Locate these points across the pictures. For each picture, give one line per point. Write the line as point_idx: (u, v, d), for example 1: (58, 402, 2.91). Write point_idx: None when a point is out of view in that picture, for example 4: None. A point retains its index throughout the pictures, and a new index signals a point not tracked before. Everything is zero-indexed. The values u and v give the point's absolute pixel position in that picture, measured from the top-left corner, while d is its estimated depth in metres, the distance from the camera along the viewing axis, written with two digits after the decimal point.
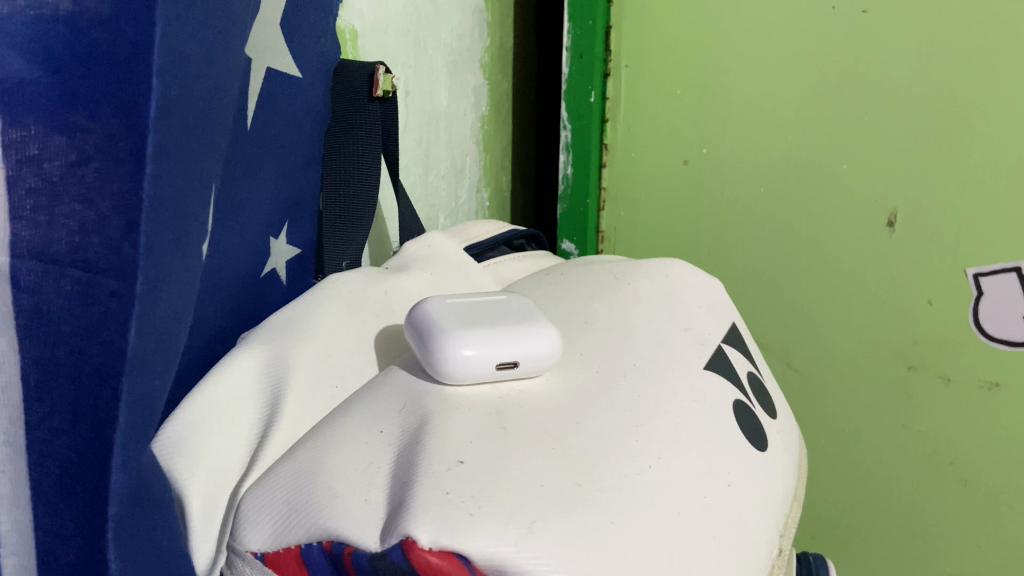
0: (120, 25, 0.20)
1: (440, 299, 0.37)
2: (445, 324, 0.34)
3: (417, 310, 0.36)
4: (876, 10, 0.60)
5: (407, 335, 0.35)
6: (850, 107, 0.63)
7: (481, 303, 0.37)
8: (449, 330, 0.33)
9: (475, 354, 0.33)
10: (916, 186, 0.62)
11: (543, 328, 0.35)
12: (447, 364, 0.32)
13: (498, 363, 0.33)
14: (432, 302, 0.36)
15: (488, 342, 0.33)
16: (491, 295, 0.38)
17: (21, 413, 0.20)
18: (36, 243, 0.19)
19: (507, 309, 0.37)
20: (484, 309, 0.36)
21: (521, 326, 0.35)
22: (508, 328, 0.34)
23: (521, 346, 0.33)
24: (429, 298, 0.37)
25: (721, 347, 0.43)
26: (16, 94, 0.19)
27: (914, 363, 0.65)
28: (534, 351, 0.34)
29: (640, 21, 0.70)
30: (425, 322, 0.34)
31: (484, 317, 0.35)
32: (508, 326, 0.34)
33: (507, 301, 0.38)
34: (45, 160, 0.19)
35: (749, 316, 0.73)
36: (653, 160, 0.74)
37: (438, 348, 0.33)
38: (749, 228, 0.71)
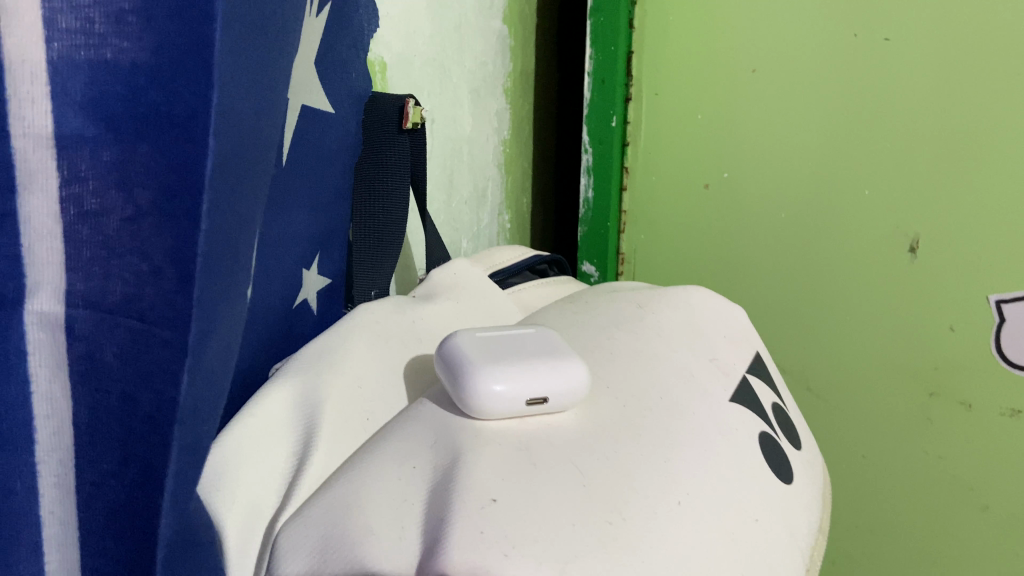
0: (178, 84, 0.20)
1: (467, 333, 0.37)
2: (475, 359, 0.34)
3: (445, 344, 0.36)
4: (896, 38, 0.58)
5: (436, 370, 0.36)
6: (870, 132, 0.61)
7: (507, 336, 0.38)
8: (478, 365, 0.34)
9: (505, 389, 0.33)
10: (936, 211, 0.59)
11: (570, 362, 0.35)
12: (477, 399, 0.33)
13: (527, 398, 0.34)
14: (459, 336, 0.36)
15: (517, 377, 0.34)
16: (518, 328, 0.39)
17: (72, 454, 0.22)
18: (91, 293, 0.21)
19: (535, 343, 0.37)
20: (512, 342, 0.37)
21: (550, 361, 0.35)
22: (537, 363, 0.35)
23: (550, 381, 0.34)
24: (458, 331, 0.37)
25: (745, 377, 0.43)
26: (75, 152, 0.20)
27: (935, 391, 0.62)
28: (562, 386, 0.34)
29: (660, 44, 0.70)
30: (455, 357, 0.35)
31: (513, 351, 0.36)
32: (538, 360, 0.35)
33: (534, 333, 0.38)
34: (103, 213, 0.20)
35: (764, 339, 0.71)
36: (676, 181, 0.73)
37: (471, 382, 0.33)
38: (761, 246, 0.69)
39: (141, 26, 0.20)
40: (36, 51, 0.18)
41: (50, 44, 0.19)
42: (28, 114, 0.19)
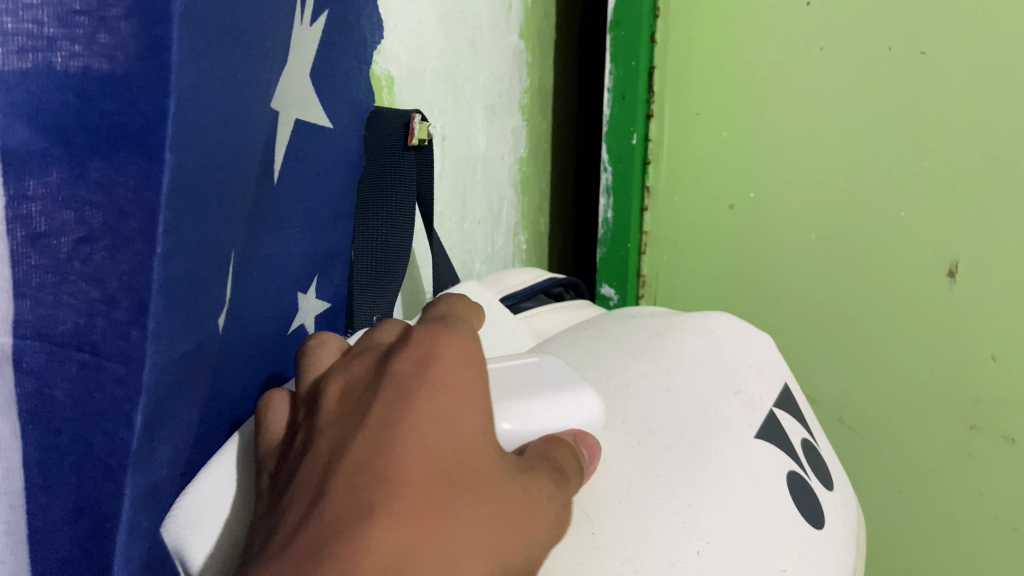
0: (131, 94, 0.18)
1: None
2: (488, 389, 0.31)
3: None
4: (934, 52, 0.54)
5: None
6: (906, 152, 0.57)
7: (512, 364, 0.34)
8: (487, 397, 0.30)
9: (513, 429, 0.29)
10: (978, 235, 0.55)
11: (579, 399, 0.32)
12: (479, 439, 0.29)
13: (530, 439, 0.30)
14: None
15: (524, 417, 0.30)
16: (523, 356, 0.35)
17: (23, 501, 0.19)
18: (41, 323, 0.18)
19: (544, 372, 0.33)
20: (531, 373, 0.33)
21: (569, 408, 0.31)
22: (555, 405, 0.31)
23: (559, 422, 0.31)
24: None
25: (772, 413, 0.40)
26: (23, 165, 0.17)
27: (976, 423, 0.58)
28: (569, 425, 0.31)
29: (684, 59, 0.65)
30: None
31: (533, 385, 0.32)
32: (557, 402, 0.31)
33: (553, 365, 0.34)
34: (53, 236, 0.18)
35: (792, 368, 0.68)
36: (701, 206, 0.69)
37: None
38: (789, 272, 0.65)
39: (91, 27, 0.17)
40: None
41: None
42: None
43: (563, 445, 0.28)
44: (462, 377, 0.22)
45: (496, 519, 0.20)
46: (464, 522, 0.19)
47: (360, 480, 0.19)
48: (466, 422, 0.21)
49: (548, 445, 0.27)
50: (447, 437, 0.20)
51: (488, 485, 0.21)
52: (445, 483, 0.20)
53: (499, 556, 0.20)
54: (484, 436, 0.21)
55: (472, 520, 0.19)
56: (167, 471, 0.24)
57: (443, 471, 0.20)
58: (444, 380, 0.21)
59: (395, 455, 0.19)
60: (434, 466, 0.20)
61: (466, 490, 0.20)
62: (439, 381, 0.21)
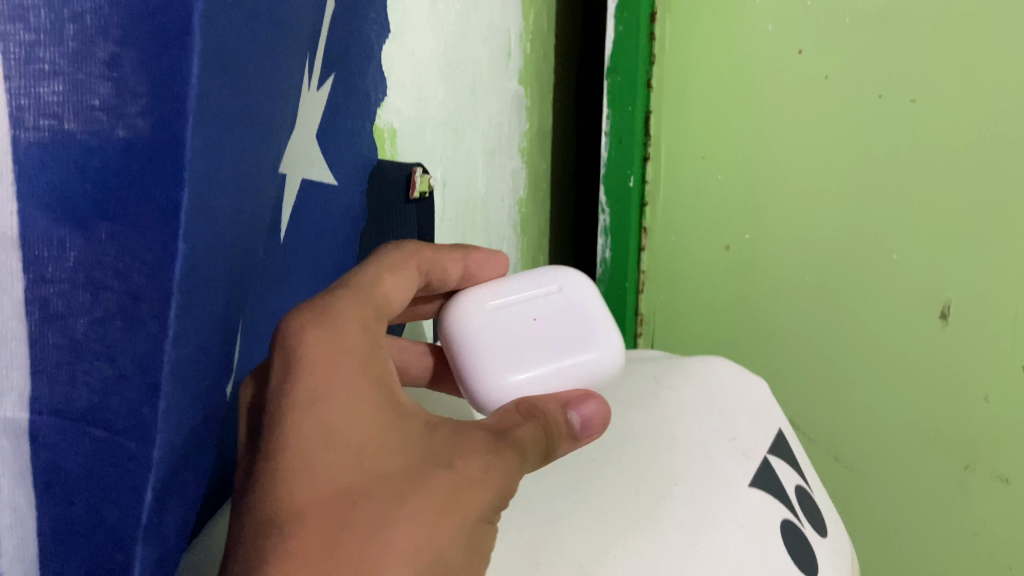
0: (147, 184, 0.19)
1: (493, 294, 0.33)
2: (488, 338, 0.32)
3: (461, 314, 0.33)
4: (924, 99, 0.55)
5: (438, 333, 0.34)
6: (898, 195, 0.57)
7: (532, 297, 0.33)
8: (498, 354, 0.31)
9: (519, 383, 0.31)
10: (969, 278, 0.56)
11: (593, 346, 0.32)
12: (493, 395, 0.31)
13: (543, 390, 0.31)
14: (482, 300, 0.33)
15: (535, 369, 0.31)
16: (547, 281, 0.34)
17: (36, 567, 0.20)
18: (56, 399, 0.19)
19: (561, 313, 0.33)
20: (542, 313, 0.33)
21: (573, 358, 0.32)
22: (557, 357, 0.32)
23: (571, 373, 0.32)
24: (477, 295, 0.33)
25: (767, 459, 0.41)
26: (42, 252, 0.18)
27: (971, 463, 0.58)
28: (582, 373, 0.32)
29: (681, 101, 0.67)
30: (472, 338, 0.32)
31: (542, 331, 0.32)
32: (559, 353, 0.32)
33: (569, 303, 0.33)
34: (70, 316, 0.19)
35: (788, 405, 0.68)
36: (699, 244, 0.70)
37: (479, 374, 0.31)
38: (784, 310, 0.66)
39: (111, 122, 0.18)
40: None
41: (17, 137, 0.17)
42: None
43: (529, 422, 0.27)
44: (335, 392, 0.24)
45: (403, 508, 0.22)
46: (362, 526, 0.22)
47: (257, 528, 0.22)
48: (343, 435, 0.23)
49: (510, 418, 0.27)
50: (325, 462, 0.23)
51: (385, 482, 0.23)
52: (333, 502, 0.22)
53: (414, 545, 0.22)
54: (369, 439, 0.24)
55: (370, 529, 0.22)
56: (176, 537, 0.24)
57: (330, 492, 0.22)
58: (312, 405, 0.24)
59: (279, 494, 0.22)
60: (318, 495, 0.22)
61: (362, 503, 0.22)
62: (307, 407, 0.24)
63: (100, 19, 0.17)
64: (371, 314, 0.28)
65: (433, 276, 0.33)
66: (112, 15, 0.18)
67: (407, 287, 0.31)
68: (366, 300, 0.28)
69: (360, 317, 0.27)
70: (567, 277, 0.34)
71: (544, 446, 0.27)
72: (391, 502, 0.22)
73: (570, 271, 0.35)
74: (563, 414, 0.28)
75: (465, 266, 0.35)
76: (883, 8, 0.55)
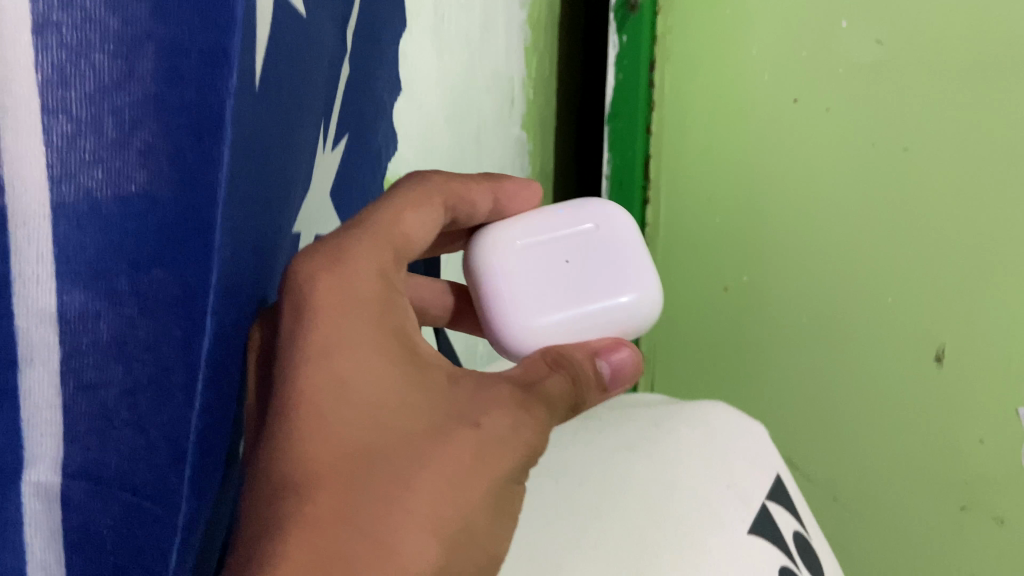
0: (180, 263, 0.20)
1: (524, 229, 0.35)
2: (519, 279, 0.33)
3: (494, 250, 0.34)
4: (916, 148, 0.56)
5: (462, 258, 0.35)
6: (891, 241, 0.59)
7: (564, 237, 0.35)
8: (531, 298, 0.33)
9: (548, 329, 0.33)
10: (963, 321, 0.57)
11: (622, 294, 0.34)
12: (523, 338, 0.33)
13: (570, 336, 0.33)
14: (512, 236, 0.34)
15: (566, 316, 0.33)
16: (577, 220, 0.35)
17: None
18: (86, 463, 0.19)
19: (590, 256, 0.35)
20: (573, 253, 0.35)
21: (602, 306, 0.34)
22: (585, 303, 0.34)
23: (597, 321, 0.34)
24: (510, 232, 0.34)
25: (766, 505, 0.42)
26: (78, 327, 0.18)
27: (968, 503, 0.60)
28: (607, 322, 0.34)
29: (679, 145, 0.66)
30: (505, 278, 0.33)
31: (573, 273, 0.34)
32: (588, 300, 0.34)
33: (598, 245, 0.35)
34: (102, 387, 0.19)
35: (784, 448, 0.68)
36: (694, 288, 0.69)
37: (511, 317, 0.33)
38: (779, 350, 0.66)
39: (149, 202, 0.18)
40: (41, 234, 0.17)
41: (57, 223, 0.17)
42: (31, 289, 0.17)
43: (560, 369, 0.30)
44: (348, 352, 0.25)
45: (422, 471, 0.24)
46: (377, 489, 0.23)
47: (270, 485, 0.23)
48: (359, 394, 0.25)
49: (537, 369, 0.29)
50: (343, 420, 0.24)
51: (401, 444, 0.24)
52: (350, 464, 0.23)
53: (428, 513, 0.24)
54: (384, 399, 0.25)
55: (386, 493, 0.23)
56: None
57: (345, 452, 0.24)
58: (329, 361, 0.25)
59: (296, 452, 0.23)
60: (334, 456, 0.23)
61: (377, 466, 0.24)
62: (324, 363, 0.25)
63: (138, 114, 0.18)
64: (388, 258, 0.28)
65: (460, 210, 0.34)
66: (144, 96, 0.17)
67: (430, 220, 0.32)
68: (384, 242, 0.29)
69: (377, 263, 0.28)
70: (601, 212, 0.36)
71: (572, 396, 0.29)
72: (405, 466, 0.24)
73: (605, 207, 0.36)
74: (593, 363, 0.31)
75: (495, 197, 0.35)
76: (876, 59, 0.57)
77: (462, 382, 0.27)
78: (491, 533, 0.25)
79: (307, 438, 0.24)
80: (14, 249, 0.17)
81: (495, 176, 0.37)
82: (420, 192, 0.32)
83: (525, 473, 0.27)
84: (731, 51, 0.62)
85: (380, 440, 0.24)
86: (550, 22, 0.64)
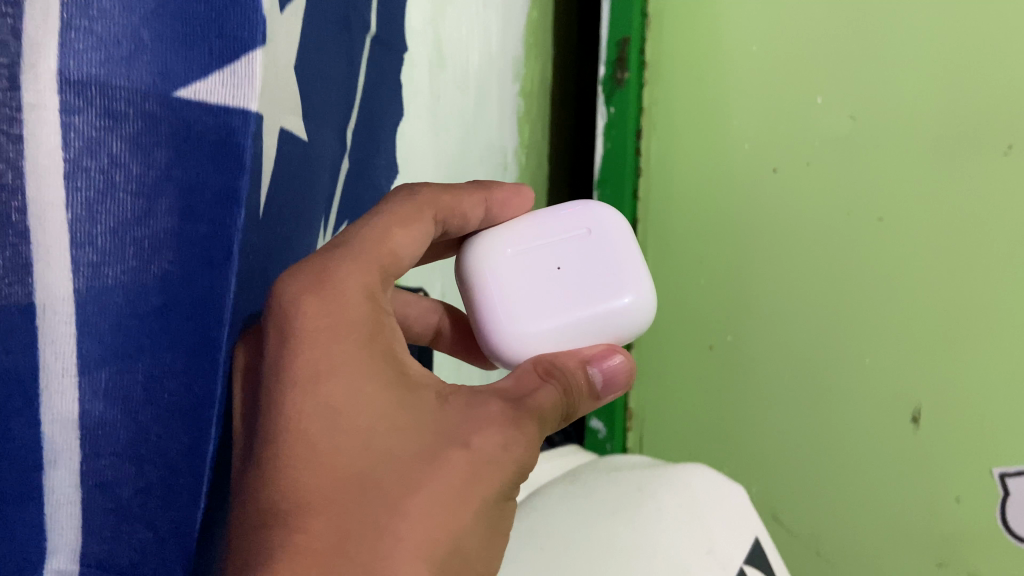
0: (190, 380, 0.23)
1: (518, 238, 0.36)
2: (510, 291, 0.35)
3: (486, 262, 0.35)
4: (889, 218, 0.59)
5: (459, 269, 0.37)
6: (867, 305, 0.61)
7: (557, 245, 0.36)
8: (521, 308, 0.34)
9: (538, 338, 0.34)
10: (937, 383, 0.59)
11: (618, 298, 0.35)
12: (514, 348, 0.34)
13: (562, 344, 0.34)
14: (504, 246, 0.36)
15: (557, 325, 0.34)
16: (572, 226, 0.36)
17: None
18: (102, 553, 0.22)
19: (585, 262, 0.35)
20: (566, 260, 0.35)
21: (595, 309, 0.34)
22: (576, 311, 0.34)
23: (589, 329, 0.34)
24: (502, 243, 0.36)
25: (743, 570, 0.44)
26: (98, 435, 0.21)
27: (945, 561, 0.61)
28: (600, 330, 0.35)
29: (667, 212, 0.70)
30: (496, 289, 0.35)
31: (566, 279, 0.35)
32: (581, 304, 0.34)
33: (593, 249, 0.36)
34: (117, 485, 0.22)
35: (769, 503, 0.70)
36: (682, 346, 0.72)
37: (501, 328, 0.34)
38: (761, 407, 0.69)
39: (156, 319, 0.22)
40: (64, 350, 0.20)
41: (79, 339, 0.20)
42: (57, 399, 0.20)
43: (552, 381, 0.31)
44: (338, 379, 0.27)
45: (415, 491, 0.26)
46: (375, 513, 0.26)
47: (272, 517, 0.25)
48: (350, 419, 0.27)
49: (528, 384, 0.31)
50: (336, 447, 0.26)
51: (394, 467, 0.26)
52: (346, 490, 0.26)
53: (425, 530, 0.26)
54: (374, 424, 0.27)
55: (384, 515, 0.26)
56: None
57: (341, 480, 0.26)
58: (321, 389, 0.27)
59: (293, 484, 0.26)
60: (330, 485, 0.26)
61: (373, 490, 0.26)
62: (313, 390, 0.27)
63: (154, 243, 0.22)
64: (376, 276, 0.30)
65: (452, 224, 0.35)
66: (166, 229, 0.22)
67: (424, 232, 0.33)
68: (372, 260, 0.30)
69: (365, 283, 0.29)
70: (595, 214, 0.37)
71: (563, 407, 0.31)
72: (399, 489, 0.26)
73: (599, 208, 0.37)
74: (584, 371, 0.32)
75: (487, 205, 0.36)
76: (849, 132, 0.60)
77: (451, 397, 0.29)
78: (487, 548, 0.28)
79: (303, 468, 0.26)
80: (42, 366, 0.20)
81: (485, 180, 0.37)
82: (411, 208, 0.33)
83: (515, 484, 0.29)
84: (714, 123, 0.66)
85: (374, 464, 0.26)
86: (541, 95, 0.68)
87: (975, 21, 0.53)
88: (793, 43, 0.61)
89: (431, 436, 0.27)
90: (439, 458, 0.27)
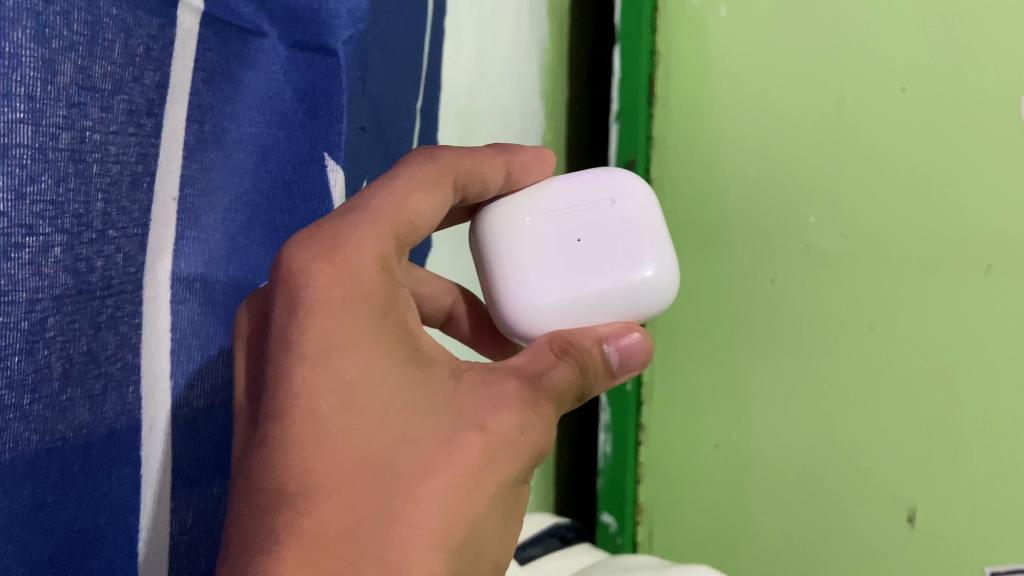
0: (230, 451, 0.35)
1: (541, 210, 0.41)
2: (528, 261, 0.40)
3: (510, 229, 0.41)
4: (881, 328, 0.65)
5: (477, 228, 0.42)
6: (864, 410, 0.66)
7: (580, 216, 0.41)
8: (539, 275, 0.40)
9: (552, 305, 0.39)
10: (931, 486, 0.64)
11: (636, 269, 0.39)
12: (531, 313, 0.40)
13: (577, 311, 0.40)
14: (523, 214, 0.41)
15: (572, 294, 0.39)
16: (596, 197, 0.41)
17: None
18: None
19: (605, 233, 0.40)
20: (586, 232, 0.40)
21: (610, 281, 0.39)
22: (591, 282, 0.39)
23: (604, 298, 0.39)
24: (526, 211, 0.41)
25: None
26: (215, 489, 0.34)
27: None
28: (616, 300, 0.39)
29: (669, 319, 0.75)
30: (516, 254, 0.40)
31: (584, 250, 0.40)
32: (597, 275, 0.40)
33: (614, 220, 0.40)
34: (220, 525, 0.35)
35: None
36: (687, 444, 0.75)
37: (518, 294, 0.40)
38: (760, 505, 0.72)
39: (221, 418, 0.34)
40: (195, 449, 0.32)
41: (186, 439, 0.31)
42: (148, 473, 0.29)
43: (565, 359, 0.36)
44: (350, 359, 0.30)
45: (430, 474, 0.29)
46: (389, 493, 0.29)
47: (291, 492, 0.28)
48: (362, 399, 0.30)
49: (545, 360, 0.36)
50: (351, 427, 0.29)
51: (408, 451, 0.30)
52: (360, 470, 0.29)
53: (439, 512, 0.29)
54: (387, 404, 0.30)
55: (401, 495, 0.29)
56: None
57: (356, 460, 0.29)
58: (332, 366, 0.30)
59: (308, 462, 0.29)
60: (349, 464, 0.29)
61: (387, 471, 0.29)
62: (326, 369, 0.29)
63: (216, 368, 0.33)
64: (391, 242, 0.32)
65: (473, 186, 0.39)
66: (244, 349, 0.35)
67: (438, 197, 0.36)
68: (389, 219, 0.33)
69: (380, 250, 0.32)
70: (617, 187, 0.41)
71: (579, 381, 0.36)
72: (412, 472, 0.29)
73: (615, 178, 0.41)
74: (599, 350, 0.38)
75: (508, 169, 0.40)
76: (840, 249, 0.67)
77: (463, 384, 0.32)
78: (501, 528, 0.32)
79: (318, 447, 0.29)
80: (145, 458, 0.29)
81: (510, 145, 0.41)
82: (432, 170, 0.36)
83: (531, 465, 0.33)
84: (716, 240, 0.72)
85: (387, 448, 0.29)
86: None
87: (951, 159, 0.62)
88: (784, 171, 0.69)
89: (441, 425, 0.31)
90: (449, 445, 0.30)
